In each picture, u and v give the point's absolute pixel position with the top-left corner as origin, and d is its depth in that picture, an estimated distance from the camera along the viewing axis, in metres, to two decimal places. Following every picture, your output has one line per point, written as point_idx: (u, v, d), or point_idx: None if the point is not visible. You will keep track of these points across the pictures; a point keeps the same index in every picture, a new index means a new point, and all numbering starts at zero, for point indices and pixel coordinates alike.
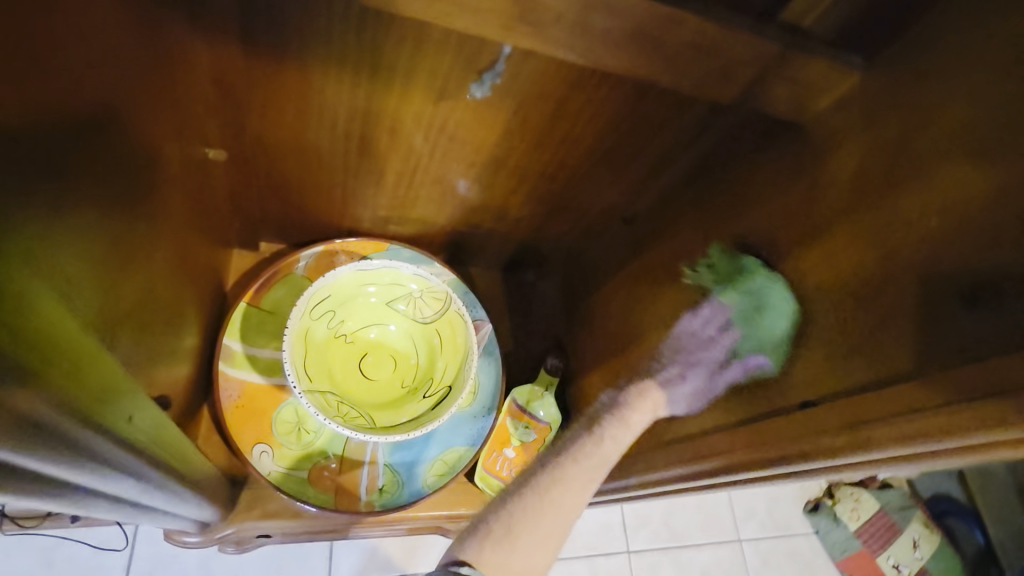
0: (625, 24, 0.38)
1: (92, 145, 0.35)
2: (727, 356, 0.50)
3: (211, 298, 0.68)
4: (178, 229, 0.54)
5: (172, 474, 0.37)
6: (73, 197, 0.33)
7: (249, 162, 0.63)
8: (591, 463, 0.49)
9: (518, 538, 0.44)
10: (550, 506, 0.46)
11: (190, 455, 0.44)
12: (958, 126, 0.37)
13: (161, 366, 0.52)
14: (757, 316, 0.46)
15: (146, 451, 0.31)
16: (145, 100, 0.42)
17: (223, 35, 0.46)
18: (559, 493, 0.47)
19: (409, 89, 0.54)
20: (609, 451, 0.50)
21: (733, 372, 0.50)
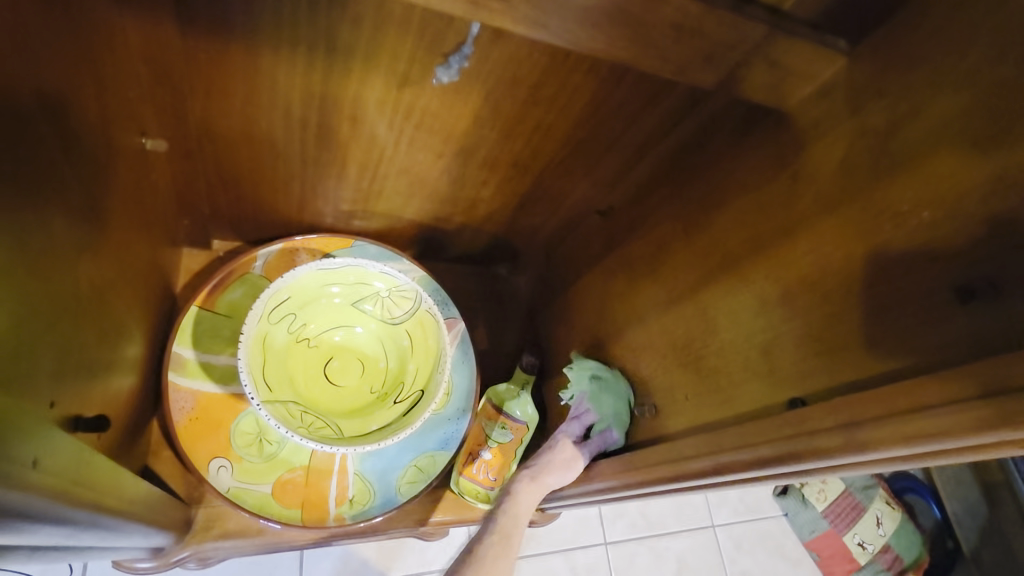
0: (604, 1, 0.34)
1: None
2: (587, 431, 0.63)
3: (158, 303, 0.63)
4: (113, 229, 0.48)
5: (105, 513, 0.33)
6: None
7: (194, 154, 0.57)
8: (497, 544, 0.56)
9: None
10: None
11: (124, 484, 0.40)
12: (948, 112, 0.35)
13: (98, 382, 0.47)
14: (608, 398, 0.62)
15: (65, 491, 0.27)
16: (60, 85, 0.36)
17: (155, 10, 0.41)
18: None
19: (369, 74, 0.50)
20: (509, 525, 0.58)
21: (594, 446, 0.63)
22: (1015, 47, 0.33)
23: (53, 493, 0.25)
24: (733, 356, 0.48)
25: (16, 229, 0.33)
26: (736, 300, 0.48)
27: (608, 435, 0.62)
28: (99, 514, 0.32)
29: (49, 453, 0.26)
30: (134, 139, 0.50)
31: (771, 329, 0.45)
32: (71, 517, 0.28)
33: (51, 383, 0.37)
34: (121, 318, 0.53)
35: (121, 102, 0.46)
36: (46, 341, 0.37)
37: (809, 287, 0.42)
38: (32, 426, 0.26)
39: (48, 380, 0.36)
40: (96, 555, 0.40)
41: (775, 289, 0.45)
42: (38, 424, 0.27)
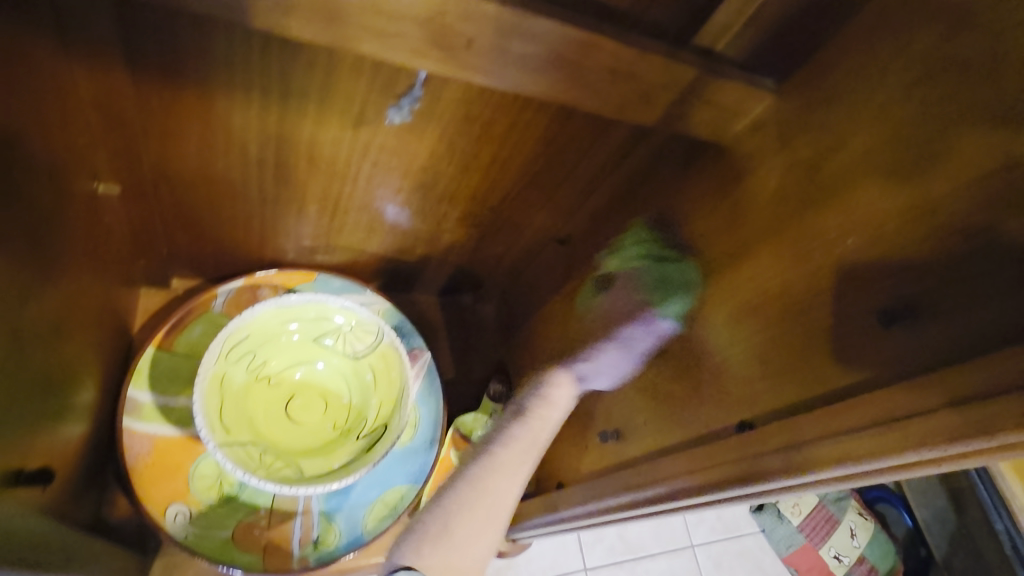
0: (541, 50, 0.36)
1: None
2: (635, 318, 0.54)
3: (112, 345, 0.62)
4: (63, 275, 0.48)
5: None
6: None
7: (149, 195, 0.57)
8: (520, 453, 0.50)
9: (456, 532, 0.44)
10: (482, 497, 0.46)
11: (43, 544, 0.37)
12: (864, 148, 0.38)
13: (42, 433, 0.45)
14: (671, 289, 0.52)
15: None
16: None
17: (104, 59, 0.42)
18: (491, 481, 0.47)
19: (324, 116, 0.51)
20: (540, 432, 0.52)
21: (642, 343, 0.54)
22: (917, 88, 0.36)
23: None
24: (688, 380, 0.49)
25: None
26: (688, 326, 0.50)
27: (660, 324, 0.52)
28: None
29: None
30: (85, 183, 0.50)
31: (719, 352, 0.46)
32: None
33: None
34: (72, 364, 0.51)
35: (69, 148, 0.46)
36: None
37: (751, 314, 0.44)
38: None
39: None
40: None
41: (723, 314, 0.46)
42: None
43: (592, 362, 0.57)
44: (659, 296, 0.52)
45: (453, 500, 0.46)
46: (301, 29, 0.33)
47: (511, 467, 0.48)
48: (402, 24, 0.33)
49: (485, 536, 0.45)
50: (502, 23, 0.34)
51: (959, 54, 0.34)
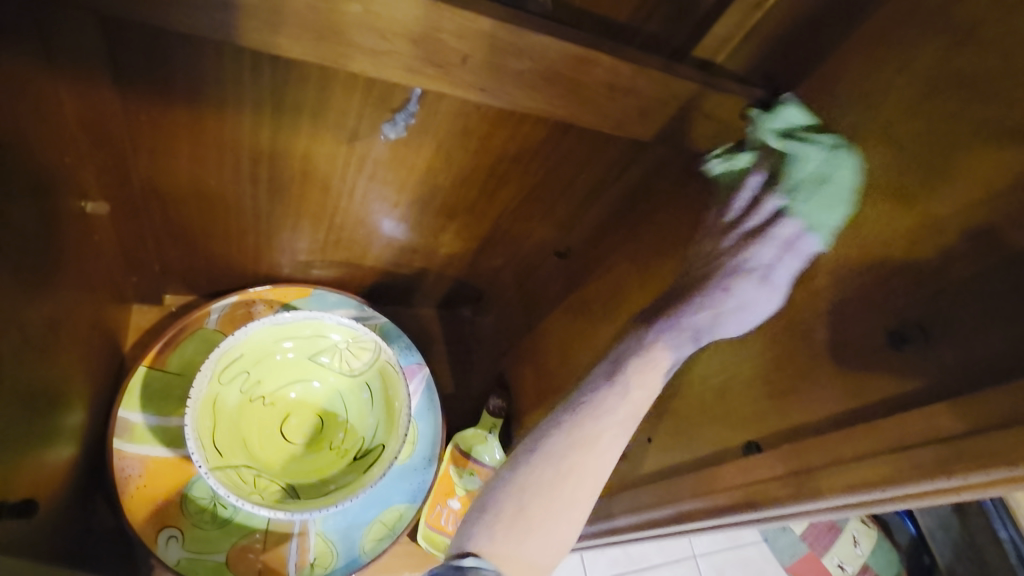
0: (538, 66, 0.35)
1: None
2: (762, 229, 0.39)
3: (103, 365, 0.60)
4: (50, 296, 0.46)
5: None
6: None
7: (140, 213, 0.56)
8: (613, 425, 0.39)
9: (532, 514, 0.38)
10: (563, 477, 0.38)
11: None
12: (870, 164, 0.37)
13: (26, 459, 0.43)
14: (820, 194, 0.37)
15: None
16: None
17: (91, 77, 0.41)
18: (575, 458, 0.39)
19: (318, 130, 0.50)
20: (643, 396, 0.40)
21: (791, 257, 0.38)
22: (923, 103, 0.35)
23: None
24: (693, 398, 0.48)
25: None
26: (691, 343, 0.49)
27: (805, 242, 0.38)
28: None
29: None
30: (73, 201, 0.49)
31: (725, 370, 0.45)
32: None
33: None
34: (60, 386, 0.50)
35: (56, 166, 0.45)
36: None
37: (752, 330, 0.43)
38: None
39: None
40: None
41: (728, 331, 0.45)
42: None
43: (712, 305, 0.40)
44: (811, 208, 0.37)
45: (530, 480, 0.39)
46: (289, 48, 0.32)
47: (592, 441, 0.39)
48: (395, 40, 0.32)
49: (562, 524, 0.39)
50: (497, 39, 0.33)
51: (965, 68, 0.33)
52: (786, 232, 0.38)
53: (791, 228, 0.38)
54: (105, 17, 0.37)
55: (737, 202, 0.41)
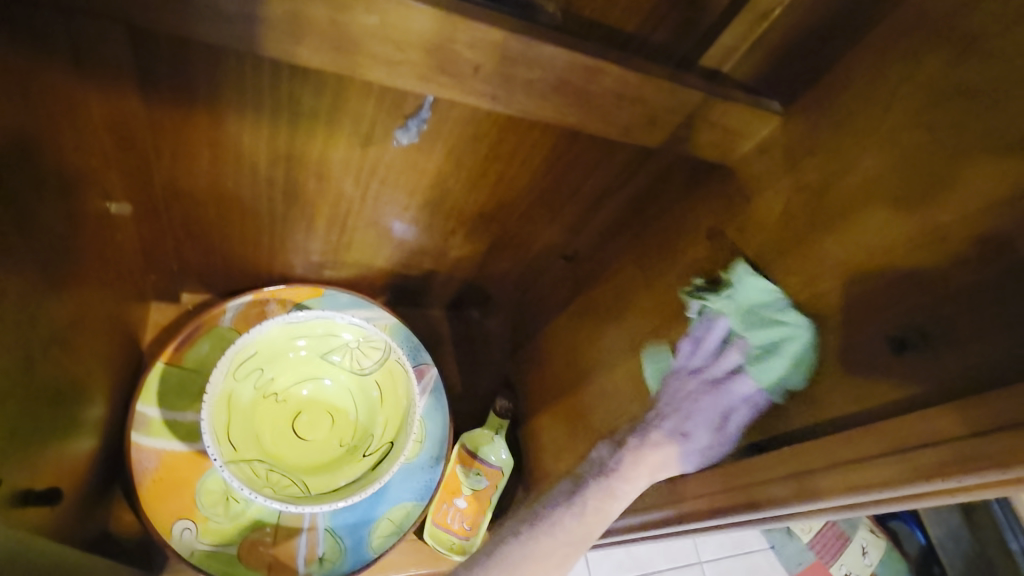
0: (547, 75, 0.36)
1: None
2: (719, 377, 0.44)
3: (122, 361, 0.62)
4: (74, 293, 0.48)
5: None
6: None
7: (160, 214, 0.58)
8: (562, 544, 0.43)
9: None
10: (524, 562, 0.41)
11: (36, 560, 0.37)
12: (873, 173, 0.38)
13: (51, 449, 0.45)
14: (772, 364, 0.40)
15: None
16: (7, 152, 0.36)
17: (117, 83, 0.42)
18: (559, 532, 0.43)
19: (333, 135, 0.51)
20: (596, 521, 0.44)
21: (740, 414, 0.43)
22: (925, 114, 0.36)
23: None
24: None
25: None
26: None
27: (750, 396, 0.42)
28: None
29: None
30: (97, 202, 0.50)
31: None
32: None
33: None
34: (83, 380, 0.52)
35: (82, 169, 0.46)
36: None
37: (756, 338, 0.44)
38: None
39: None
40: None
41: None
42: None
43: (676, 417, 0.46)
44: (764, 368, 0.41)
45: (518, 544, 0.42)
46: (308, 57, 0.33)
47: (575, 520, 0.44)
48: (409, 51, 0.33)
49: None
50: (509, 50, 0.34)
51: (969, 81, 0.34)
52: (738, 386, 0.43)
53: (741, 381, 0.43)
54: (132, 28, 0.38)
55: (697, 345, 0.46)
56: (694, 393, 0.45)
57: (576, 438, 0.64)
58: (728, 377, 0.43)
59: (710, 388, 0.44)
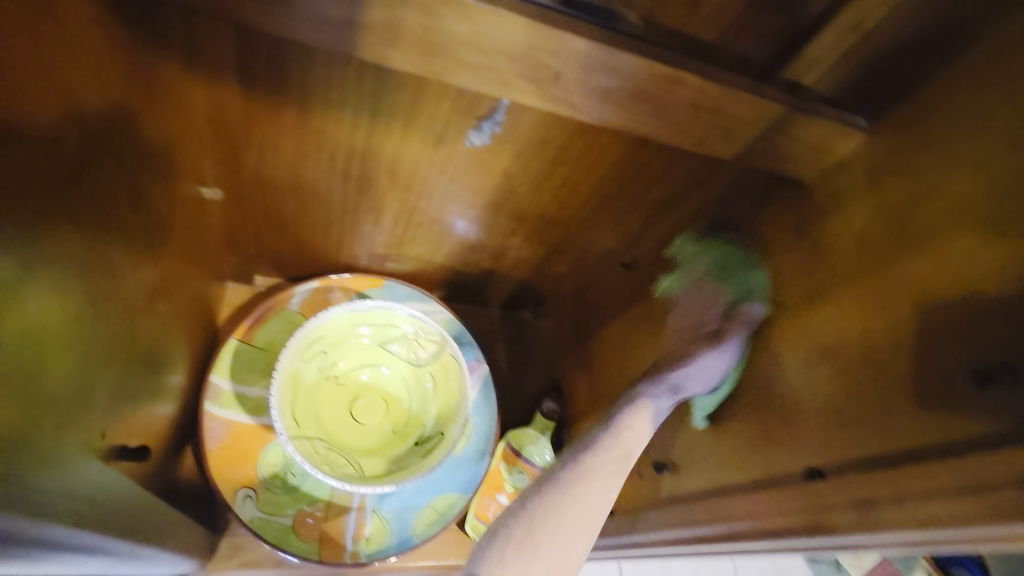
0: (625, 83, 0.36)
1: (53, 181, 0.32)
2: (711, 312, 0.54)
3: (200, 335, 0.67)
4: (167, 270, 0.52)
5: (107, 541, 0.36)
6: (30, 253, 0.30)
7: (244, 200, 0.62)
8: (607, 465, 0.48)
9: (540, 540, 0.44)
10: (569, 502, 0.45)
11: (123, 511, 0.40)
12: (961, 195, 0.36)
13: (141, 411, 0.49)
14: (739, 277, 0.52)
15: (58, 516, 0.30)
16: (121, 136, 0.40)
17: (218, 78, 0.46)
18: (580, 489, 0.46)
19: (408, 132, 0.53)
20: (632, 441, 0.49)
21: (739, 334, 0.49)
22: None
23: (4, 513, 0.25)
24: (754, 417, 0.48)
25: (70, 272, 0.35)
26: (756, 363, 0.49)
27: (748, 311, 0.49)
28: (76, 537, 0.32)
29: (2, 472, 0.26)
30: (191, 187, 0.54)
31: (786, 396, 0.45)
32: (31, 533, 0.27)
33: (92, 411, 0.39)
34: (167, 351, 0.56)
35: (182, 156, 0.50)
36: (91, 372, 0.39)
37: (795, 359, 0.45)
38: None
39: (86, 408, 0.38)
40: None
41: (796, 354, 0.45)
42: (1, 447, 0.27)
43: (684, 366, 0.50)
44: (740, 286, 0.52)
45: (541, 507, 0.45)
46: (399, 60, 0.34)
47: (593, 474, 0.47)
48: (494, 57, 0.34)
49: (572, 548, 0.45)
50: (591, 59, 0.35)
51: None
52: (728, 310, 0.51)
53: (740, 306, 0.49)
54: (236, 28, 0.41)
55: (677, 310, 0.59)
56: (695, 335, 0.53)
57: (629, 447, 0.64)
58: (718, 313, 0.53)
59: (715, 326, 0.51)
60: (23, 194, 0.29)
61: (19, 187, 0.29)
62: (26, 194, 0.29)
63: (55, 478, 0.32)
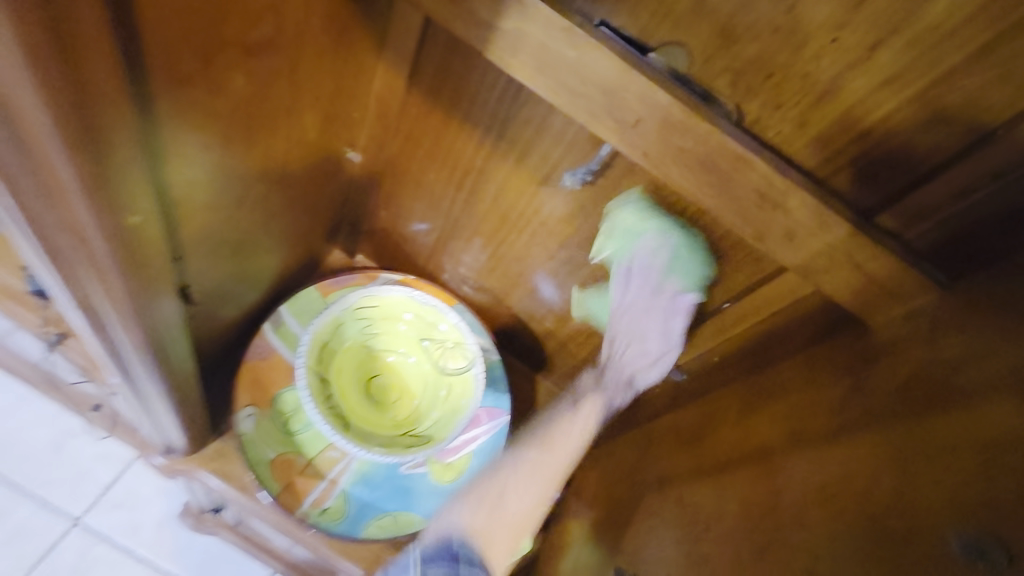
0: (700, 148, 0.40)
1: (255, 68, 0.40)
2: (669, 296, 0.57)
3: (292, 269, 0.77)
4: (295, 197, 0.63)
5: (159, 364, 0.43)
6: (212, 105, 0.38)
7: (376, 177, 0.72)
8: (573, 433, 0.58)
9: (518, 481, 0.55)
10: (545, 458, 0.56)
11: (179, 342, 0.45)
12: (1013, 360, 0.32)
13: (215, 285, 0.58)
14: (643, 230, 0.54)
15: (153, 326, 0.38)
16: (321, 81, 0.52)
17: (396, 70, 0.56)
18: (554, 443, 0.57)
19: (520, 168, 0.60)
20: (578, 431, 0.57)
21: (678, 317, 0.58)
22: None
23: (133, 298, 0.34)
24: (729, 545, 0.43)
25: (228, 135, 0.43)
26: (752, 489, 0.45)
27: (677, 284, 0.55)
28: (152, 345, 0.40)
29: (124, 270, 0.31)
30: (342, 147, 0.66)
31: (766, 528, 0.41)
32: (132, 320, 0.35)
33: (188, 243, 0.47)
34: (259, 260, 0.66)
35: (345, 121, 0.62)
36: (202, 214, 0.46)
37: (796, 490, 0.40)
38: (128, 234, 0.30)
39: (186, 237, 0.45)
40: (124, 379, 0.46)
41: (793, 489, 0.41)
42: (140, 249, 0.32)
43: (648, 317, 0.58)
44: (682, 264, 0.54)
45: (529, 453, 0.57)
46: (517, 68, 0.41)
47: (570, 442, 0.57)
48: (590, 88, 0.40)
49: (534, 492, 0.55)
50: (672, 115, 0.39)
51: None
52: (669, 287, 0.56)
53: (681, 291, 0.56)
54: (423, 37, 0.52)
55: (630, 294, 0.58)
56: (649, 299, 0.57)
57: (613, 551, 0.59)
58: (675, 292, 0.56)
59: (669, 301, 0.57)
60: None
61: None
62: (230, 59, 0.37)
63: (152, 302, 0.37)
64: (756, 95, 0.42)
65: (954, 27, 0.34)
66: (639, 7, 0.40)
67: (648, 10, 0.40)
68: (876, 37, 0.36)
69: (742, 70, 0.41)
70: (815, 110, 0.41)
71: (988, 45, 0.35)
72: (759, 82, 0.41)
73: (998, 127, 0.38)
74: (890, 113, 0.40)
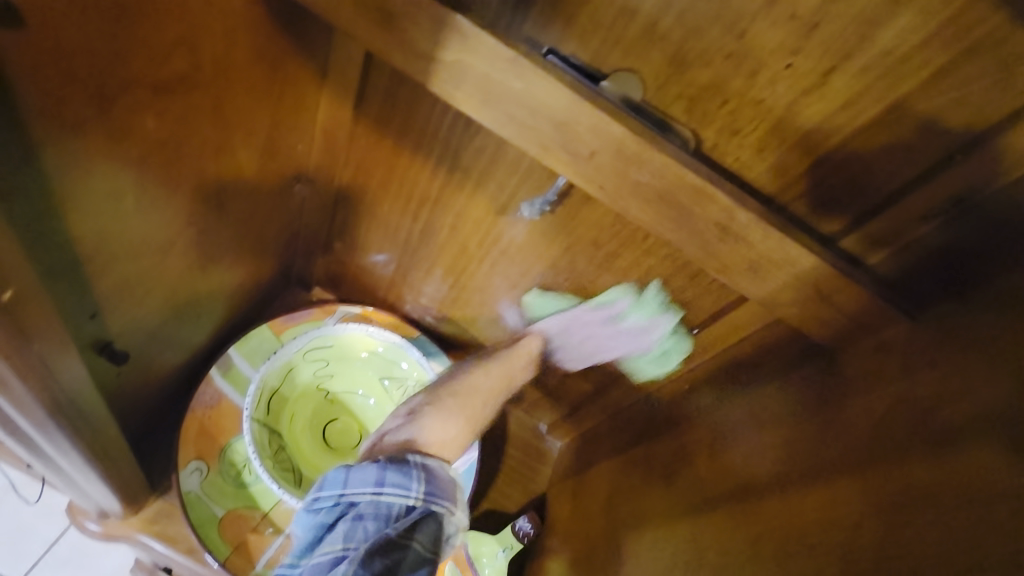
0: (657, 182, 0.38)
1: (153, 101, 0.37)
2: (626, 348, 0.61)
3: (240, 306, 0.72)
4: (237, 234, 0.59)
5: (71, 433, 0.39)
6: (115, 147, 0.36)
7: (326, 207, 0.69)
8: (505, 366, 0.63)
9: (456, 406, 0.56)
10: (470, 388, 0.59)
11: (95, 411, 0.41)
12: (984, 403, 0.31)
13: (146, 333, 0.54)
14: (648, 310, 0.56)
15: (51, 398, 0.34)
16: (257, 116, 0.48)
17: (339, 100, 0.53)
18: (475, 377, 0.61)
19: (477, 198, 0.57)
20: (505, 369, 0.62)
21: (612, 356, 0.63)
22: None
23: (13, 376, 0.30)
24: None
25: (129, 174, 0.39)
26: (730, 536, 0.42)
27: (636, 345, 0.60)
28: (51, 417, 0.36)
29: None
30: (288, 179, 0.62)
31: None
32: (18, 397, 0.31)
33: (96, 289, 0.43)
34: (201, 301, 0.61)
35: (289, 152, 0.58)
36: (111, 260, 0.43)
37: (774, 541, 0.38)
38: None
39: (90, 283, 0.42)
40: (31, 451, 0.41)
41: (770, 536, 0.39)
42: (21, 324, 0.28)
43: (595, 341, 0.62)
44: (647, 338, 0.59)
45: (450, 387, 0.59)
46: (462, 100, 0.38)
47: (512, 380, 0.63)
48: (540, 120, 0.37)
49: (478, 417, 0.57)
50: (626, 147, 0.37)
51: None
52: (632, 341, 0.59)
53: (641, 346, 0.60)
54: (365, 68, 0.49)
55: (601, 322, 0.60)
56: (610, 336, 0.60)
57: None
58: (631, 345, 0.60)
59: (623, 345, 0.60)
60: (133, 99, 0.35)
61: (136, 95, 0.35)
62: (136, 100, 0.36)
63: (49, 376, 0.33)
64: (712, 122, 0.40)
65: (907, 53, 0.33)
66: (588, 35, 0.38)
67: (598, 37, 0.38)
68: (829, 64, 0.35)
69: (696, 98, 0.39)
70: (772, 137, 0.40)
71: (941, 71, 0.33)
72: (715, 109, 0.39)
73: (955, 152, 0.37)
74: (848, 139, 0.38)
